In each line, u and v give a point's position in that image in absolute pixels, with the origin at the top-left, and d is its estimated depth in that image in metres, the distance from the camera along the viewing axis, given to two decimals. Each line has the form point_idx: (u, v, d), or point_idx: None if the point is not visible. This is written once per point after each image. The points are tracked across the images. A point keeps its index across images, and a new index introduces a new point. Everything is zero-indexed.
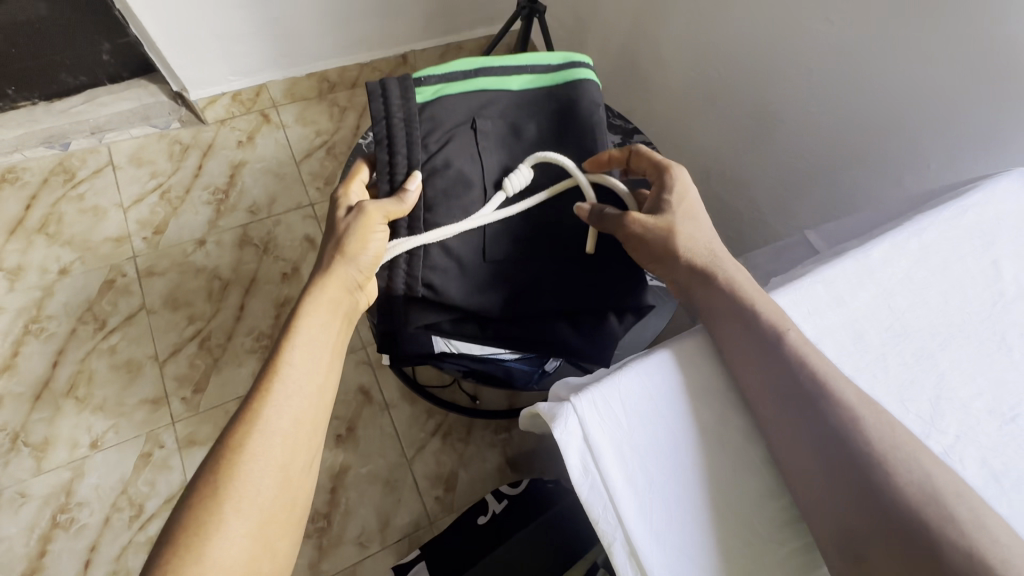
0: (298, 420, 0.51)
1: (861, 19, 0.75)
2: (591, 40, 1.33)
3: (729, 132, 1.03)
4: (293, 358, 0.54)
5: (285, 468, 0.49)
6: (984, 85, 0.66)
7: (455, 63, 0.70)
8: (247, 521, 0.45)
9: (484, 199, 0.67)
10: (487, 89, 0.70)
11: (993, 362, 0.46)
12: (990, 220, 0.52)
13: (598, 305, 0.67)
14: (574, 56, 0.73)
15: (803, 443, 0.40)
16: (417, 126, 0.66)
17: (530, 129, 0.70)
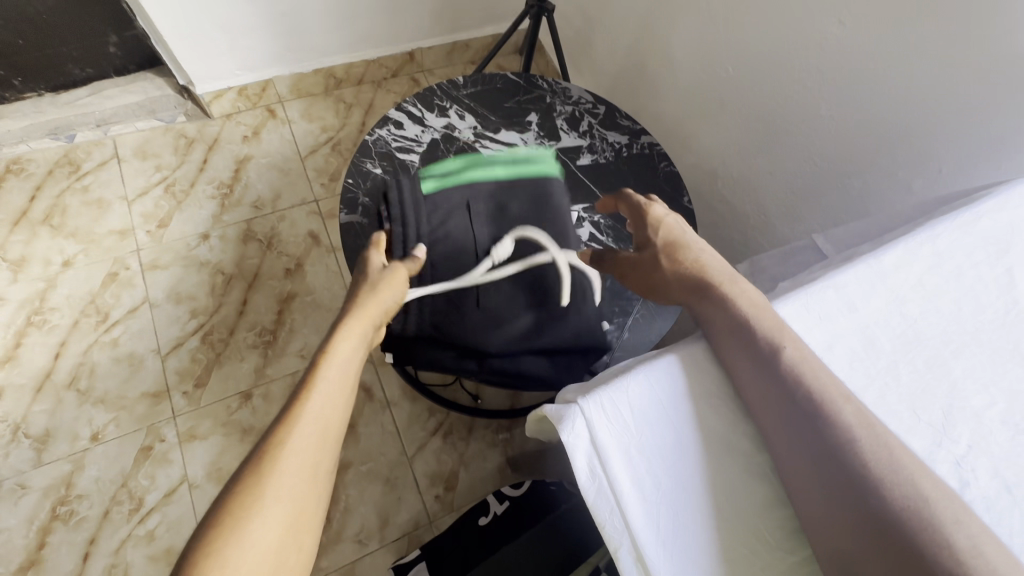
0: (333, 427, 0.50)
1: (873, 22, 0.75)
2: (599, 40, 1.33)
3: (738, 134, 1.02)
4: (331, 366, 0.53)
5: (317, 477, 0.47)
6: (1000, 88, 0.65)
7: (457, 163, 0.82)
8: (277, 525, 0.42)
9: (477, 263, 0.75)
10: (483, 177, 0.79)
11: (1006, 372, 0.45)
12: (1004, 227, 0.52)
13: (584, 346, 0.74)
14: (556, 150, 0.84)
15: (806, 453, 0.39)
16: (420, 206, 0.75)
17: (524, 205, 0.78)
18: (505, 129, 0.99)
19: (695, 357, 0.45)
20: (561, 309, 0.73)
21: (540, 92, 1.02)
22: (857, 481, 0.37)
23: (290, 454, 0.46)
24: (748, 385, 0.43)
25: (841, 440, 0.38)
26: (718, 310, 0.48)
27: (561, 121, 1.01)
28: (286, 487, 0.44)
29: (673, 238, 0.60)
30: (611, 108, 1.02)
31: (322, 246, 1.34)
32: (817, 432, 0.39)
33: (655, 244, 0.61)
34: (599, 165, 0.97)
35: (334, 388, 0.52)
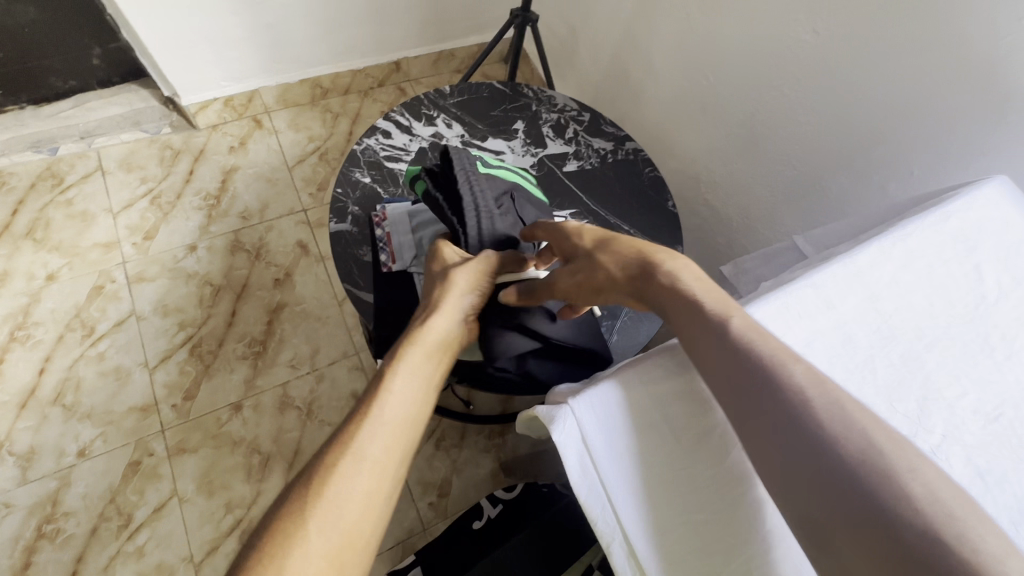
0: (396, 445, 0.49)
1: (843, 30, 0.78)
2: (583, 49, 1.35)
3: (718, 139, 1.05)
4: (398, 379, 0.53)
5: (376, 494, 0.46)
6: (964, 92, 0.68)
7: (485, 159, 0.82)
8: (330, 535, 0.43)
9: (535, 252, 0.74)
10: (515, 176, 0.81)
11: (976, 364, 0.47)
12: (971, 225, 0.54)
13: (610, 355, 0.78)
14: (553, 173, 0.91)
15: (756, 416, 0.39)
16: (484, 182, 0.73)
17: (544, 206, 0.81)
18: (492, 137, 1.00)
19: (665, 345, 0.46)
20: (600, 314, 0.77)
21: (525, 101, 1.04)
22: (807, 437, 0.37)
23: (350, 465, 0.46)
24: (699, 359, 0.43)
25: (794, 400, 0.38)
26: (666, 306, 0.49)
27: (548, 128, 1.02)
28: (344, 499, 0.44)
29: (598, 241, 0.63)
30: (595, 115, 1.05)
31: (311, 256, 1.34)
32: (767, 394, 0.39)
33: (584, 251, 0.63)
34: (585, 171, 0.99)
35: (400, 404, 0.51)
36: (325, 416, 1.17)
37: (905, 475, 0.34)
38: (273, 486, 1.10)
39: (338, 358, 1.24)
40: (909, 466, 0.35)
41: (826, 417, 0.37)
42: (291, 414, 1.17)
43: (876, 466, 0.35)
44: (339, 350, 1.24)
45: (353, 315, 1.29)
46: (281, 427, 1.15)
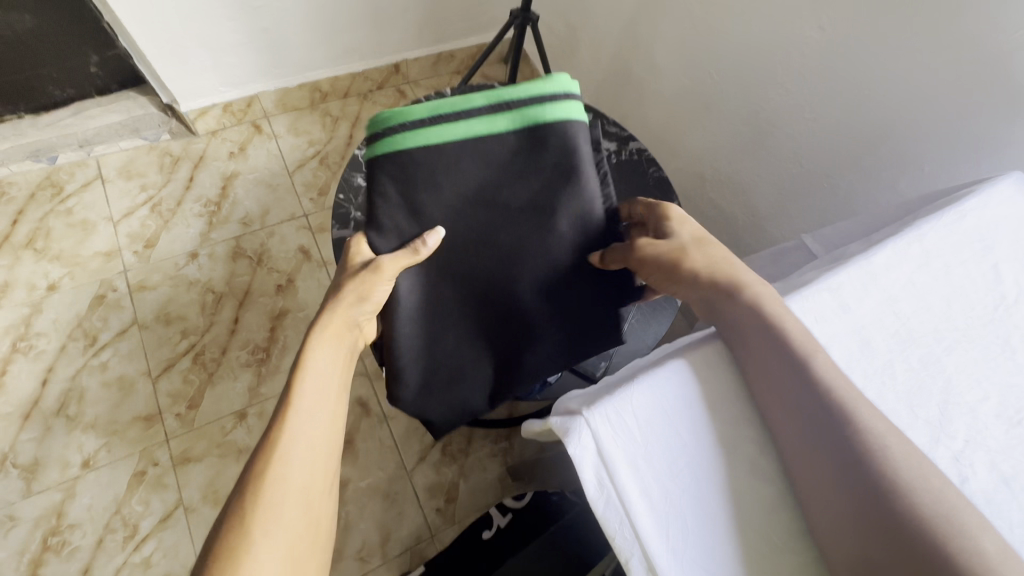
0: (322, 448, 0.52)
1: (847, 26, 0.77)
2: (583, 48, 1.34)
3: (724, 138, 1.04)
4: (302, 401, 0.53)
5: (312, 502, 0.49)
6: (982, 93, 0.67)
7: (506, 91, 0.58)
8: (283, 545, 0.45)
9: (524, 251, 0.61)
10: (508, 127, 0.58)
11: (998, 366, 0.46)
12: (988, 224, 0.53)
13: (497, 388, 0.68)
14: (425, 125, 0.56)
15: (818, 453, 0.40)
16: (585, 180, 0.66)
17: (397, 194, 0.58)
18: None
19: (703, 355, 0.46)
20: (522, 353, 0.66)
21: None
22: (869, 484, 0.38)
23: (283, 485, 0.47)
24: (762, 395, 0.43)
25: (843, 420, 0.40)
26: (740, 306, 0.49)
27: None
28: (285, 516, 0.46)
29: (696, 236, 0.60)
30: (599, 116, 1.04)
31: (313, 261, 1.33)
32: (831, 434, 0.40)
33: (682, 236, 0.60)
34: None
35: (309, 419, 0.53)
36: None
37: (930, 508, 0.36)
38: None
39: None
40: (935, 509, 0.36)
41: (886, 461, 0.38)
42: None
43: (933, 514, 0.36)
44: None
45: None
46: None
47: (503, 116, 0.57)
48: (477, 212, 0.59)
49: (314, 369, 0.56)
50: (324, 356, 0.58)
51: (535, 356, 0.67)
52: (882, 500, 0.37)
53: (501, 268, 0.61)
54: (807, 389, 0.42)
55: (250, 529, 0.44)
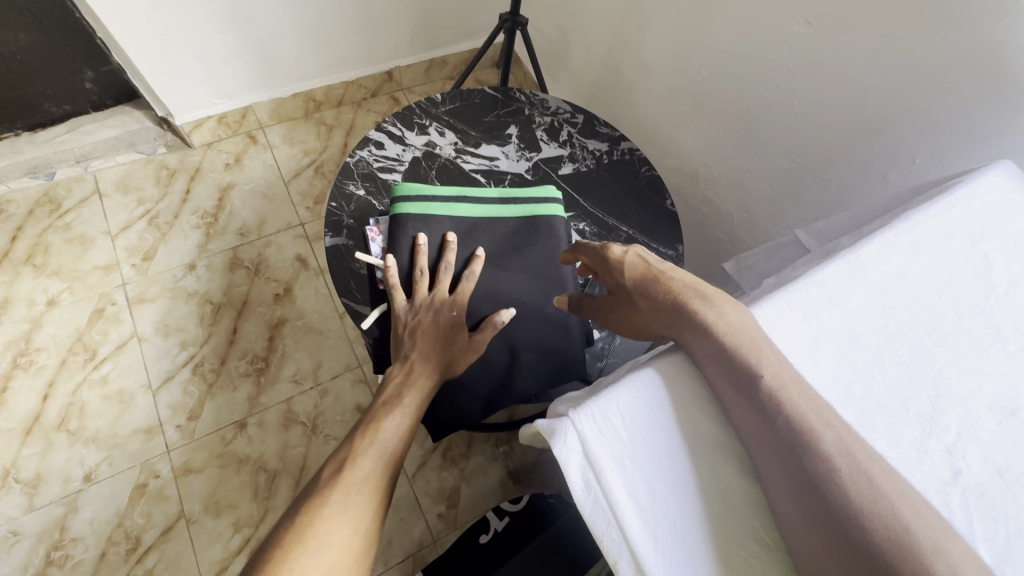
0: (397, 450, 0.58)
1: (835, 20, 0.77)
2: (574, 50, 1.35)
3: (717, 136, 1.04)
4: (387, 408, 0.60)
5: (383, 495, 0.54)
6: (974, 81, 0.66)
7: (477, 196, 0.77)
8: (354, 521, 0.50)
9: (512, 281, 0.73)
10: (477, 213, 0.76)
11: (990, 356, 0.46)
12: (977, 213, 0.53)
13: (489, 403, 0.72)
14: (425, 201, 0.75)
15: (786, 473, 0.38)
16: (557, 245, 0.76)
17: (404, 244, 0.73)
18: (486, 143, 0.99)
19: (675, 361, 0.45)
20: (511, 371, 0.71)
21: (518, 105, 1.04)
22: (835, 510, 0.36)
23: (364, 471, 0.54)
24: (735, 408, 0.41)
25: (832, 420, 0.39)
26: (690, 328, 0.46)
27: (541, 132, 1.01)
28: (357, 497, 0.52)
29: (646, 267, 0.56)
30: (590, 117, 1.04)
31: (310, 269, 1.33)
32: (800, 455, 0.38)
33: (627, 283, 0.57)
34: (581, 173, 0.98)
35: (392, 422, 0.59)
36: (330, 430, 1.17)
37: (922, 508, 0.35)
38: (281, 503, 1.09)
39: (342, 371, 1.23)
40: (921, 508, 0.36)
41: (856, 488, 0.36)
42: (296, 429, 1.16)
43: (916, 536, 0.34)
44: (342, 363, 1.24)
45: (354, 326, 1.29)
46: (287, 443, 1.15)
47: (509, 206, 0.77)
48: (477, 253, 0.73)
49: (399, 380, 0.63)
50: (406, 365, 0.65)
51: (525, 368, 0.71)
52: (845, 528, 0.35)
53: (486, 294, 0.71)
54: (780, 403, 0.40)
55: (332, 501, 0.50)
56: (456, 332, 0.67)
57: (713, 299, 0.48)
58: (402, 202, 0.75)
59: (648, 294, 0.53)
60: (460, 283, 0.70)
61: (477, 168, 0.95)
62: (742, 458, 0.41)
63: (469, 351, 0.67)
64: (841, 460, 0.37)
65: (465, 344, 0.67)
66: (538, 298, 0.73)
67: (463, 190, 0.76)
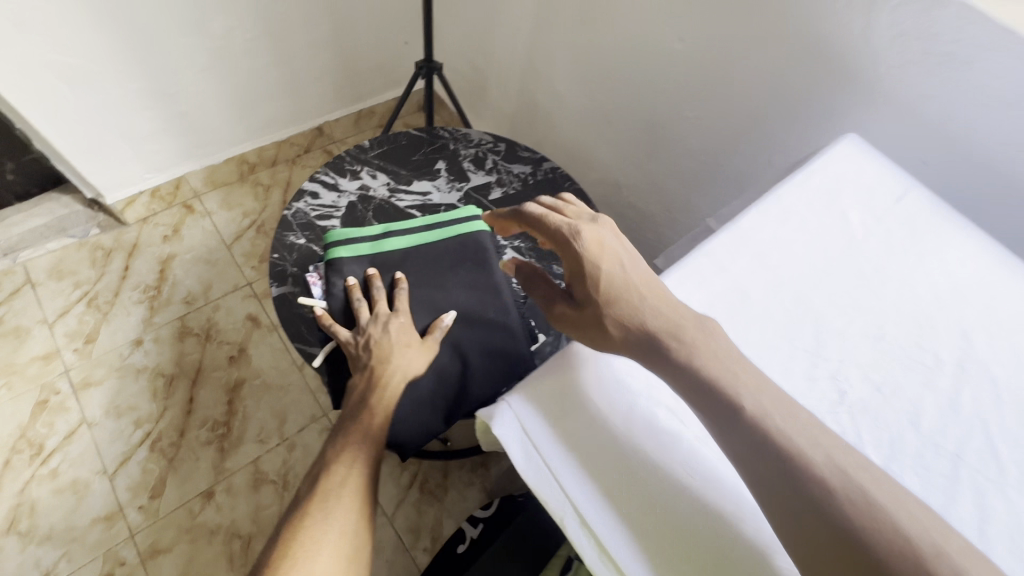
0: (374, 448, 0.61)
1: (704, 33, 0.88)
2: (491, 86, 1.44)
3: (628, 145, 1.14)
4: (357, 414, 0.63)
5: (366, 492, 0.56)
6: (818, 71, 0.77)
7: (404, 226, 0.82)
8: (341, 520, 0.53)
9: (453, 298, 0.78)
10: (403, 244, 0.81)
11: (856, 293, 0.54)
12: (831, 178, 0.63)
13: (448, 416, 0.75)
14: (353, 244, 0.80)
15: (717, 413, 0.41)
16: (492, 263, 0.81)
17: (339, 284, 0.77)
18: (417, 180, 1.05)
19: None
20: (464, 381, 0.75)
21: (442, 141, 1.11)
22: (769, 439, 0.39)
23: (343, 477, 0.56)
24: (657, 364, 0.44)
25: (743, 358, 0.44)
26: None
27: (467, 163, 1.09)
28: (339, 500, 0.54)
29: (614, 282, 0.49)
30: (510, 144, 1.12)
31: (262, 326, 1.34)
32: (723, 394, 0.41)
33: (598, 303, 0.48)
34: (510, 196, 1.05)
35: (363, 428, 0.62)
36: None
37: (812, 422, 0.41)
38: None
39: (307, 423, 1.22)
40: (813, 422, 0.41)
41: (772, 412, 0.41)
42: (267, 489, 1.14)
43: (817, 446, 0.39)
44: (307, 415, 1.23)
45: (315, 376, 1.29)
46: (258, 505, 1.12)
47: (435, 231, 0.83)
48: (411, 278, 0.78)
49: (363, 390, 0.66)
50: (367, 375, 0.67)
51: (478, 373, 0.75)
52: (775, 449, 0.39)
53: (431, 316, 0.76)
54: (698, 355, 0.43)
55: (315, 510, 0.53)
56: (404, 338, 0.71)
57: (652, 280, 0.49)
58: (335, 247, 0.80)
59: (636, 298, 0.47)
60: (395, 300, 0.75)
61: (411, 203, 1.01)
62: (670, 411, 0.45)
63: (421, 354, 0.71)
64: (773, 409, 0.40)
65: (415, 348, 0.71)
66: (480, 310, 0.77)
67: (389, 226, 0.81)
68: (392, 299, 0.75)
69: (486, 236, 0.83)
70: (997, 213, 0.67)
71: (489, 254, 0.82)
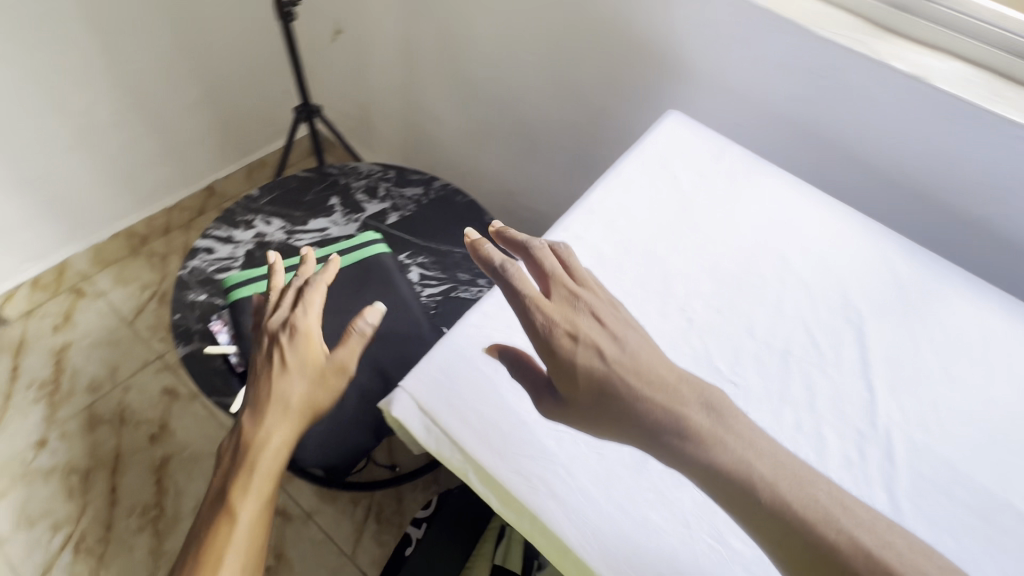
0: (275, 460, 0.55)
1: (546, 46, 0.99)
2: (376, 119, 1.49)
3: (510, 153, 1.23)
4: (255, 421, 0.55)
5: (255, 534, 0.53)
6: (642, 65, 0.89)
7: (305, 260, 0.85)
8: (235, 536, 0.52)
9: None
10: (307, 278, 0.84)
11: (692, 239, 0.64)
12: (661, 149, 0.73)
13: (376, 430, 0.79)
14: (255, 284, 0.82)
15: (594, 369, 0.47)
16: (398, 281, 0.86)
17: (247, 325, 0.78)
18: (313, 218, 1.07)
19: (486, 312, 0.54)
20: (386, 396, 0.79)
21: (333, 178, 1.14)
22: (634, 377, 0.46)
23: (228, 519, 0.53)
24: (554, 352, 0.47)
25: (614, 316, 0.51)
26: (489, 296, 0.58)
27: (361, 194, 1.13)
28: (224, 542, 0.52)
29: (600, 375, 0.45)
30: (399, 171, 1.18)
31: (182, 396, 1.28)
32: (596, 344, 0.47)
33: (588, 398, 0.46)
34: (407, 218, 1.10)
35: (252, 461, 0.54)
36: None
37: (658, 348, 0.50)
38: None
39: None
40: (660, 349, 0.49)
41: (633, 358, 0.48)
42: None
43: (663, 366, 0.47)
44: None
45: None
46: None
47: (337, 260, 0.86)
48: None
49: (256, 418, 0.56)
50: (263, 401, 0.56)
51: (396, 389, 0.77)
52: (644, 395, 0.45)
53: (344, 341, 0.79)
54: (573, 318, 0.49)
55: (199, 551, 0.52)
56: (309, 367, 0.57)
57: (638, 366, 0.46)
58: (237, 291, 0.81)
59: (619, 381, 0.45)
60: (308, 305, 0.61)
61: (311, 241, 1.03)
62: None
63: (330, 383, 0.58)
64: (638, 351, 0.47)
65: (320, 376, 0.57)
66: (391, 326, 0.81)
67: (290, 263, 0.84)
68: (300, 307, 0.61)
69: (388, 257, 0.88)
70: (802, 156, 0.81)
71: (393, 273, 0.86)
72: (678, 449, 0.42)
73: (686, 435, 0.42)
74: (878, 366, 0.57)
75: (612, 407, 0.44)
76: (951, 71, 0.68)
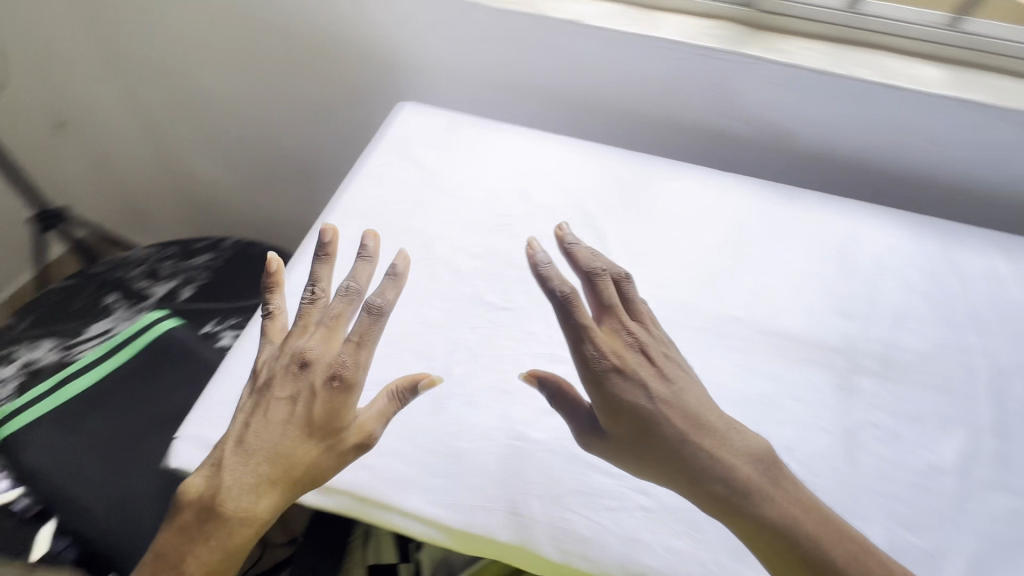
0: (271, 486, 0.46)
1: (276, 79, 1.00)
2: (145, 203, 1.37)
3: (294, 190, 1.21)
4: (259, 432, 0.47)
5: (229, 549, 0.44)
6: (368, 71, 0.94)
7: (77, 369, 0.77)
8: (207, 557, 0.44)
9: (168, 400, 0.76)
10: (85, 385, 0.76)
11: (443, 204, 0.71)
12: (399, 139, 0.79)
13: None
14: (20, 415, 0.72)
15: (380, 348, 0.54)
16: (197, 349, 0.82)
17: (23, 460, 0.69)
18: (89, 324, 0.96)
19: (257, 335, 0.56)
20: None
21: (103, 276, 1.04)
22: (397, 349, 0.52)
23: (205, 527, 0.45)
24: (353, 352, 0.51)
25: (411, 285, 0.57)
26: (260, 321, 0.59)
27: (142, 281, 1.04)
28: (193, 548, 0.44)
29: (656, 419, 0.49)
30: (181, 245, 1.11)
31: None
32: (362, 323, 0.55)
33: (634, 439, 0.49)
34: (201, 286, 1.03)
35: (237, 465, 0.46)
36: None
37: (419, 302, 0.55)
38: None
39: None
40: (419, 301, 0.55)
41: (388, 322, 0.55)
42: None
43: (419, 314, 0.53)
44: None
45: None
46: None
47: (116, 355, 0.79)
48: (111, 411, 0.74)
49: (252, 422, 0.48)
50: (269, 402, 0.49)
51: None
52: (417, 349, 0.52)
53: (155, 430, 0.74)
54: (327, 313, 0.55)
55: (160, 561, 0.44)
56: (326, 397, 0.49)
57: (696, 416, 0.50)
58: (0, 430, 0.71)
59: (662, 422, 0.49)
60: (342, 306, 0.55)
61: (93, 348, 0.92)
62: None
63: (341, 387, 0.49)
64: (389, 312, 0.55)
65: (327, 382, 0.50)
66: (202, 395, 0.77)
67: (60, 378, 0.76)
68: (332, 323, 0.54)
69: (179, 330, 0.83)
70: (528, 110, 0.93)
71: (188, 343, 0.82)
72: (704, 470, 0.47)
73: (732, 475, 0.47)
74: (617, 252, 0.68)
75: (646, 435, 0.48)
76: (598, 10, 0.82)
